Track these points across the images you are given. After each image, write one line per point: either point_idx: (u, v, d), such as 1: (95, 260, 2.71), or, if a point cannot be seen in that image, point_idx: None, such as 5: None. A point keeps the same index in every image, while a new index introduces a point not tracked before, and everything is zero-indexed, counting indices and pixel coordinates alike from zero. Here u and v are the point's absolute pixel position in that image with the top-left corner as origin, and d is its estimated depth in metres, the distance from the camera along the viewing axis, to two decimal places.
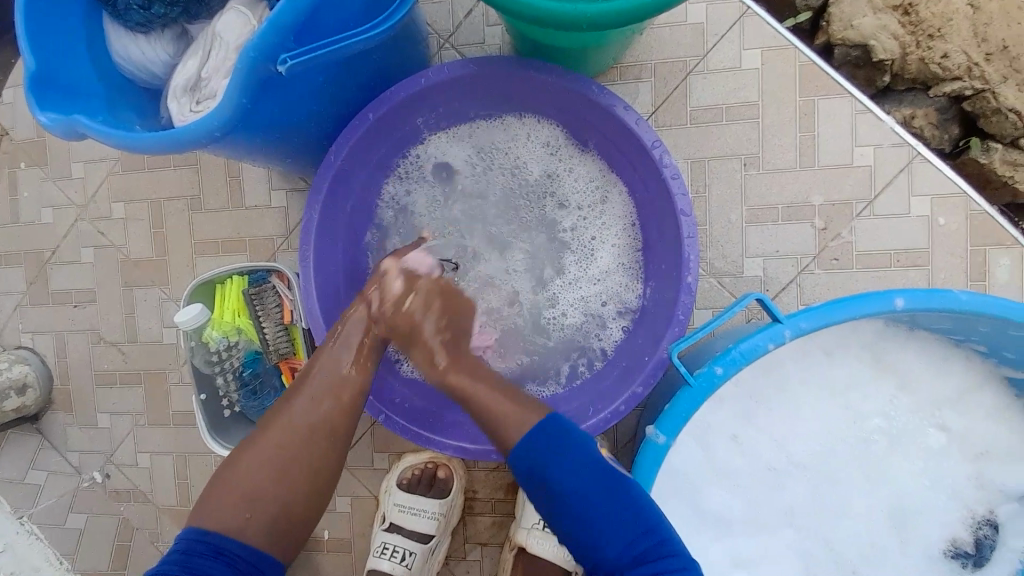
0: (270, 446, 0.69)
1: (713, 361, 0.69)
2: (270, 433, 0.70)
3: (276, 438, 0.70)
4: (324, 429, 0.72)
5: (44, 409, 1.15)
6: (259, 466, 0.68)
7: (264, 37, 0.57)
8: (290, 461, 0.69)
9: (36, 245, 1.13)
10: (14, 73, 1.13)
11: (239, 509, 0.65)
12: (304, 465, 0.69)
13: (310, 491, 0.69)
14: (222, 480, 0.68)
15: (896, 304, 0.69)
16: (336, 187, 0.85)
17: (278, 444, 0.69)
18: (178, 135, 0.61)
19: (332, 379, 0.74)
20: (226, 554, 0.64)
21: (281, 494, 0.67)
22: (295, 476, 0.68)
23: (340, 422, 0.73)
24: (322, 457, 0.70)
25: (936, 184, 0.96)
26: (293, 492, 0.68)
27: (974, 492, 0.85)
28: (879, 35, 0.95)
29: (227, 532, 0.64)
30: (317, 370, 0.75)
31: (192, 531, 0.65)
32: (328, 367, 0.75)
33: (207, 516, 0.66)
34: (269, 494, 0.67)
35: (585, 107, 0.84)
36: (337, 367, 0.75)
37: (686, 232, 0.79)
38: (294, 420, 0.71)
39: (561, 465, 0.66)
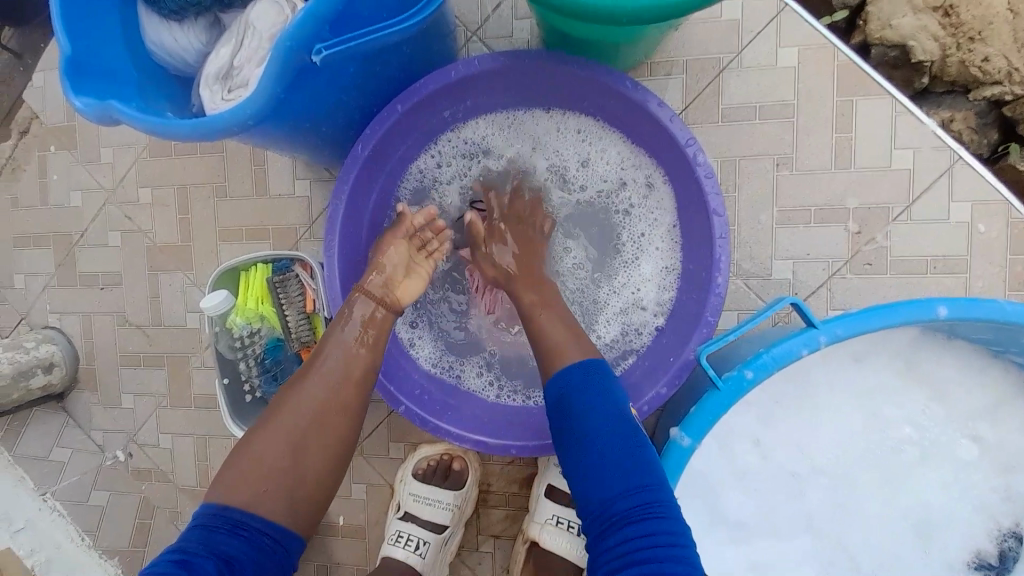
0: (285, 423, 0.69)
1: (743, 365, 0.68)
2: (284, 410, 0.70)
3: (290, 415, 0.69)
4: (338, 406, 0.71)
5: (70, 388, 1.17)
6: (276, 439, 0.68)
7: (299, 27, 0.56)
8: (306, 436, 0.69)
9: (64, 228, 1.15)
10: (45, 57, 1.14)
11: (259, 484, 0.66)
12: (321, 441, 0.69)
13: (329, 465, 0.70)
14: (240, 457, 0.67)
15: (936, 314, 0.67)
16: (363, 178, 0.85)
17: (294, 419, 0.69)
18: (210, 124, 0.61)
19: (346, 357, 0.74)
20: (245, 529, 0.63)
21: (301, 469, 0.68)
22: (313, 450, 0.69)
23: (353, 399, 0.73)
24: (339, 433, 0.71)
25: (976, 189, 0.93)
26: (312, 466, 0.68)
27: (1001, 505, 0.83)
28: (918, 35, 0.92)
29: (245, 503, 0.64)
30: (329, 348, 0.74)
31: (210, 507, 0.64)
32: (339, 346, 0.74)
33: (224, 489, 0.66)
34: (287, 466, 0.67)
35: (617, 101, 0.83)
36: (349, 344, 0.75)
37: (718, 233, 0.77)
38: (308, 397, 0.71)
39: (584, 411, 0.68)
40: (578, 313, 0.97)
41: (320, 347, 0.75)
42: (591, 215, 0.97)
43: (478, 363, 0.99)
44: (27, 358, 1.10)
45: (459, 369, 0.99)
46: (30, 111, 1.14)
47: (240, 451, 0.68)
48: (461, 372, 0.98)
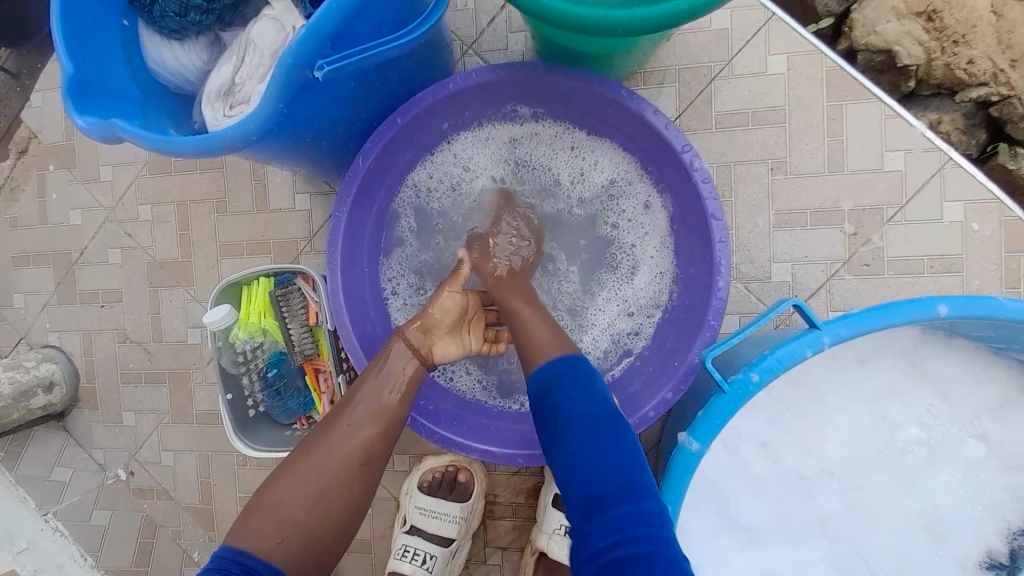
0: (310, 472, 0.68)
1: (748, 368, 0.68)
2: (310, 461, 0.69)
3: (316, 464, 0.69)
4: (362, 458, 0.71)
5: (70, 407, 1.16)
6: (300, 489, 0.67)
7: (302, 43, 0.57)
8: (331, 487, 0.68)
9: (64, 246, 1.15)
10: (44, 77, 1.14)
11: (279, 533, 0.65)
12: (344, 491, 0.69)
13: (349, 516, 0.69)
14: (263, 504, 0.66)
15: (937, 312, 0.67)
16: (363, 191, 0.85)
17: (320, 467, 0.69)
18: (215, 140, 0.62)
19: (376, 404, 0.74)
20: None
21: (320, 520, 0.67)
22: (336, 501, 0.68)
23: (377, 451, 0.73)
24: (361, 485, 0.70)
25: (969, 189, 0.95)
26: (331, 514, 0.68)
27: (1011, 505, 0.84)
28: (903, 40, 0.94)
29: (266, 551, 0.63)
30: (358, 396, 0.75)
31: (227, 549, 0.63)
32: (372, 394, 0.75)
33: (244, 534, 0.64)
34: (309, 518, 0.66)
35: (612, 110, 0.84)
36: (379, 394, 0.75)
37: (718, 236, 0.78)
38: (337, 446, 0.71)
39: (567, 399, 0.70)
40: (574, 323, 0.98)
41: (347, 396, 0.76)
42: (588, 228, 0.98)
43: (473, 369, 0.99)
44: (27, 377, 1.09)
45: (451, 373, 0.99)
46: (29, 131, 1.15)
47: (262, 497, 0.67)
48: (453, 376, 0.99)
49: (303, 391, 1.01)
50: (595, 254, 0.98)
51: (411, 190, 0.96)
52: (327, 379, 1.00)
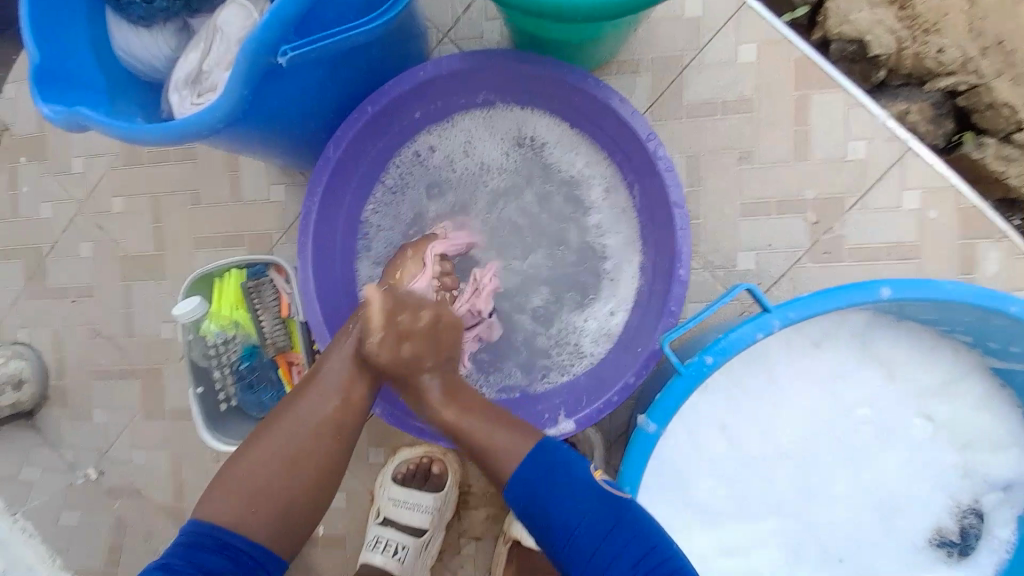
0: (274, 442, 0.67)
1: (702, 351, 0.69)
2: (275, 430, 0.68)
3: (280, 433, 0.68)
4: (329, 424, 0.70)
5: (39, 405, 1.14)
6: (264, 459, 0.67)
7: (266, 30, 0.57)
8: (296, 457, 0.67)
9: (34, 241, 1.14)
10: (16, 69, 1.13)
11: (247, 500, 0.65)
12: (312, 466, 0.68)
13: (320, 481, 0.68)
14: (230, 470, 0.67)
15: (880, 295, 0.68)
16: (337, 178, 0.86)
17: (286, 440, 0.68)
18: (181, 126, 0.62)
19: (342, 376, 0.72)
20: (230, 548, 0.63)
21: (288, 488, 0.66)
22: (302, 474, 0.67)
23: (344, 419, 0.71)
24: (328, 454, 0.69)
25: (929, 178, 0.97)
26: (301, 486, 0.67)
27: (961, 482, 0.85)
28: (875, 30, 0.96)
29: (230, 523, 0.64)
30: (325, 365, 0.73)
31: (198, 523, 0.64)
32: (334, 366, 0.73)
33: (212, 507, 0.65)
34: (274, 485, 0.66)
35: (583, 100, 0.85)
36: (343, 364, 0.73)
37: (680, 224, 0.79)
38: (304, 416, 0.69)
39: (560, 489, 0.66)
40: (556, 314, 0.99)
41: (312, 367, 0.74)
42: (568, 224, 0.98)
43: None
44: None
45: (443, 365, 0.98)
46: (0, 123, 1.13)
47: (226, 472, 0.67)
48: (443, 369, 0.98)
49: (277, 385, 1.00)
50: (575, 249, 0.98)
51: (399, 171, 0.97)
52: (299, 373, 0.98)
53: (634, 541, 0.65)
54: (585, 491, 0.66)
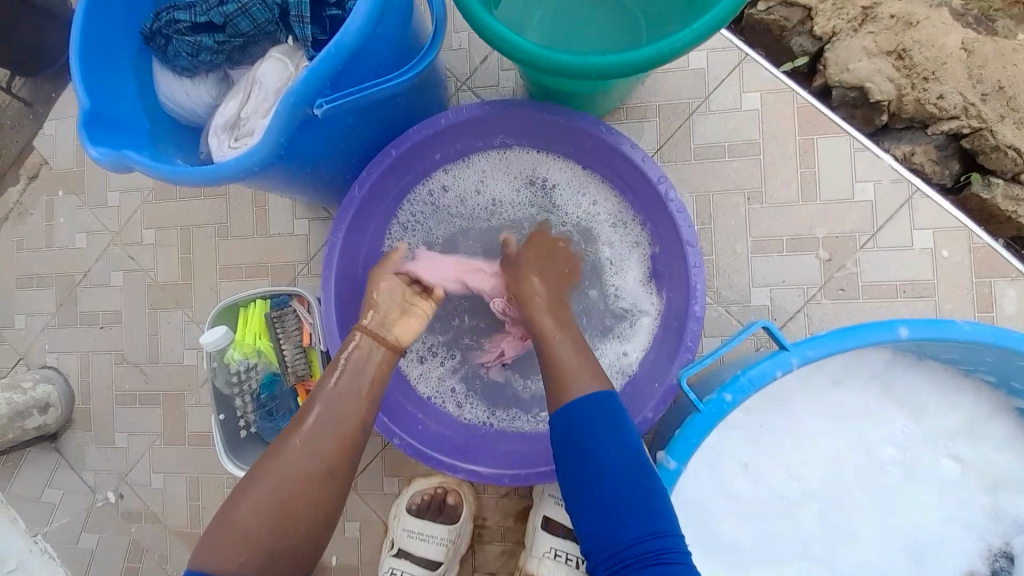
0: (268, 486, 0.67)
1: (721, 389, 0.71)
2: (268, 474, 0.68)
3: (273, 477, 0.67)
4: (321, 466, 0.69)
5: (64, 428, 1.18)
6: (258, 505, 0.66)
7: (304, 84, 0.62)
8: (287, 504, 0.66)
9: (68, 269, 1.19)
10: (59, 107, 1.20)
11: (236, 552, 0.64)
12: (307, 507, 0.67)
13: (315, 521, 0.68)
14: (222, 519, 0.66)
15: (897, 334, 0.70)
16: (361, 215, 0.90)
17: (280, 484, 0.67)
18: (220, 169, 0.65)
19: (334, 415, 0.72)
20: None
21: (280, 536, 0.65)
22: (297, 518, 0.67)
23: (337, 460, 0.70)
24: (322, 494, 0.68)
25: (937, 218, 0.99)
26: (297, 527, 0.66)
27: (988, 524, 0.85)
28: (874, 78, 1.00)
29: (228, 570, 0.63)
30: (316, 407, 0.72)
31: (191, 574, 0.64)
32: (325, 407, 0.72)
33: (210, 555, 0.64)
34: (263, 533, 0.65)
35: (596, 145, 0.89)
36: (333, 404, 0.73)
37: (692, 262, 0.82)
38: (298, 459, 0.68)
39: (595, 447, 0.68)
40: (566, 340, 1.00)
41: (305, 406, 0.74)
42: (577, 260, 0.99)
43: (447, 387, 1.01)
44: (23, 397, 1.11)
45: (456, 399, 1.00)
46: (43, 158, 1.20)
47: (223, 516, 0.66)
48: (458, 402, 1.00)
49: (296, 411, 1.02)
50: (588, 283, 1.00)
51: (417, 209, 1.01)
52: None
53: (645, 520, 0.64)
54: (616, 454, 0.67)
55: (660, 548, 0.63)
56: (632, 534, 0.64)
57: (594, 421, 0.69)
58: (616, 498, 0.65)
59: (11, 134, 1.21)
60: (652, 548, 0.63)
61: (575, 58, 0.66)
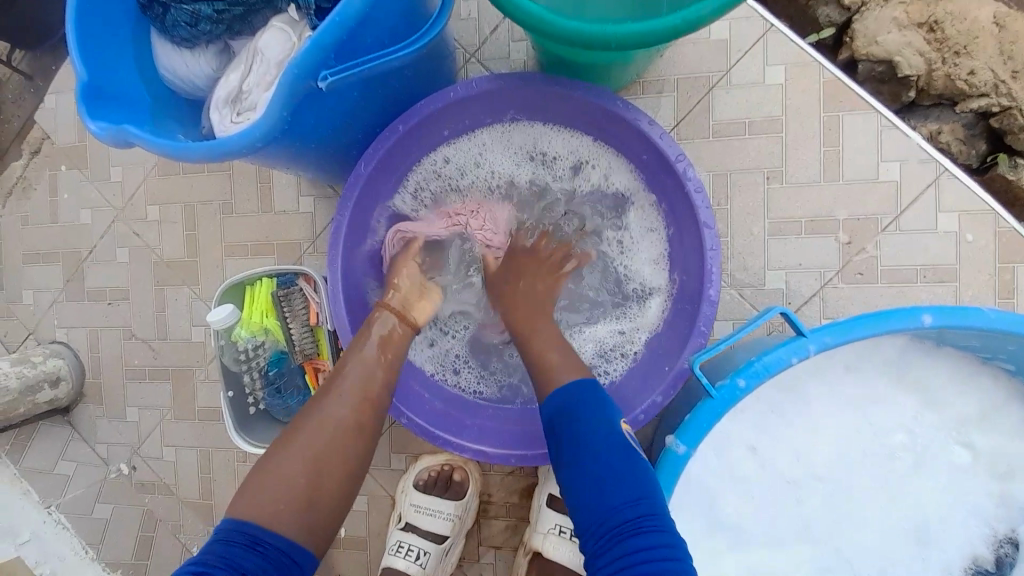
0: (304, 441, 0.68)
1: (735, 374, 0.69)
2: (302, 430, 0.70)
3: (309, 432, 0.69)
4: (353, 425, 0.71)
5: (75, 402, 1.19)
6: (293, 458, 0.67)
7: (307, 55, 0.59)
8: (318, 460, 0.68)
9: (73, 244, 1.18)
10: (57, 77, 1.17)
11: (275, 497, 0.65)
12: (339, 463, 0.69)
13: (346, 479, 0.69)
14: (260, 473, 0.67)
15: (921, 321, 0.68)
16: (366, 193, 0.87)
17: (314, 440, 0.69)
18: (223, 145, 0.63)
19: (362, 380, 0.74)
20: (262, 545, 0.63)
21: (316, 485, 0.67)
22: (327, 474, 0.68)
23: (366, 421, 0.72)
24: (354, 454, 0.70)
25: (963, 200, 0.96)
26: (328, 482, 0.68)
27: (995, 509, 0.84)
28: (903, 52, 0.95)
29: (264, 518, 0.64)
30: (347, 371, 0.75)
31: (231, 521, 0.64)
32: (354, 372, 0.75)
33: (244, 505, 0.65)
34: (302, 481, 0.66)
35: (611, 121, 0.86)
36: (364, 369, 0.75)
37: (709, 244, 0.79)
38: (332, 417, 0.70)
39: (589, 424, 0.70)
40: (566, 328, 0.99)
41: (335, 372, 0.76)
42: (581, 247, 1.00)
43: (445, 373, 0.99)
44: (33, 372, 1.11)
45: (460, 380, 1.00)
46: (43, 131, 1.18)
47: (258, 469, 0.67)
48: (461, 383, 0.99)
49: (304, 389, 1.02)
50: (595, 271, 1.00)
51: (419, 185, 0.98)
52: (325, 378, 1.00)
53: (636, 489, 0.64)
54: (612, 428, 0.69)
55: (651, 517, 0.62)
56: (623, 504, 0.63)
57: (589, 400, 0.72)
58: (605, 470, 0.66)
59: (11, 106, 1.19)
60: (643, 517, 0.62)
61: (587, 25, 0.63)
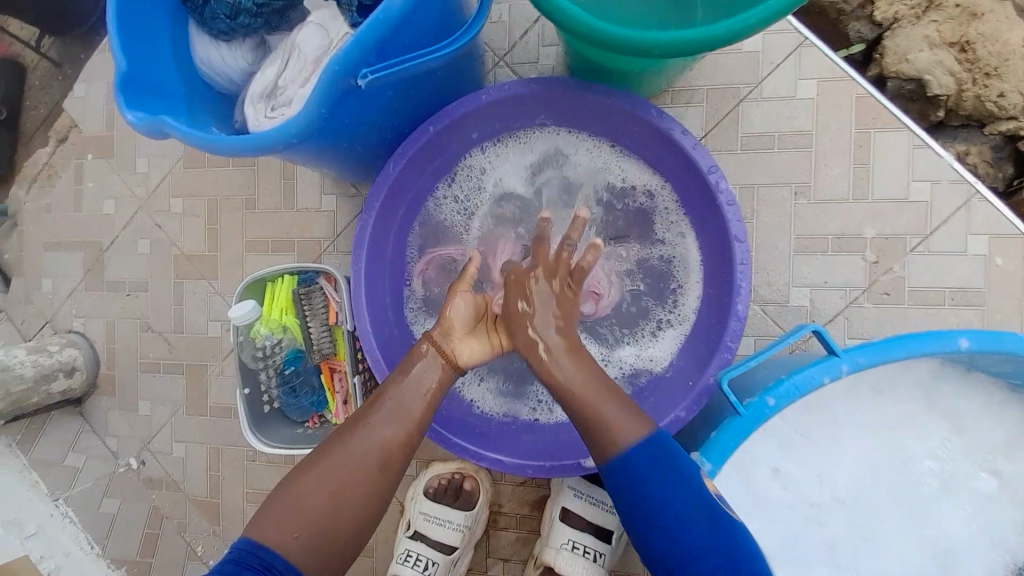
0: (330, 469, 0.68)
1: (765, 392, 0.68)
2: (330, 459, 0.69)
3: (335, 461, 0.69)
4: (379, 461, 0.70)
5: (89, 392, 1.19)
6: (317, 487, 0.67)
7: (348, 52, 0.59)
8: (341, 488, 0.68)
9: (95, 235, 1.18)
10: (86, 69, 1.18)
11: (291, 523, 0.65)
12: (360, 497, 0.68)
13: (366, 514, 0.68)
14: (282, 495, 0.67)
15: (958, 346, 0.67)
16: (393, 193, 0.87)
17: (341, 468, 0.69)
18: (259, 140, 0.63)
19: (396, 411, 0.73)
20: (273, 570, 0.62)
21: (335, 512, 0.66)
22: (348, 506, 0.67)
23: (393, 457, 0.71)
24: (375, 490, 0.69)
25: (992, 223, 0.94)
26: (346, 516, 0.67)
27: (1017, 538, 0.82)
28: (933, 71, 0.93)
29: (278, 544, 0.63)
30: (385, 398, 0.74)
31: (245, 541, 0.64)
32: (388, 412, 0.73)
33: (263, 526, 0.65)
34: (320, 509, 0.66)
35: (643, 129, 0.85)
36: (400, 411, 0.73)
37: (740, 258, 0.78)
38: (360, 450, 0.70)
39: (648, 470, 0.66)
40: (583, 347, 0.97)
41: (375, 395, 0.76)
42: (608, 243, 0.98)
43: (483, 386, 0.98)
44: (50, 360, 1.12)
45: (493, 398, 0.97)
46: (71, 122, 1.19)
47: (282, 489, 0.68)
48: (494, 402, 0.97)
49: (319, 390, 1.02)
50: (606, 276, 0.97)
51: (446, 189, 0.98)
52: (342, 379, 1.01)
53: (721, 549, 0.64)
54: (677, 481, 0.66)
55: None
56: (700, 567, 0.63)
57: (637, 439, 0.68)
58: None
59: (39, 96, 1.21)
60: None
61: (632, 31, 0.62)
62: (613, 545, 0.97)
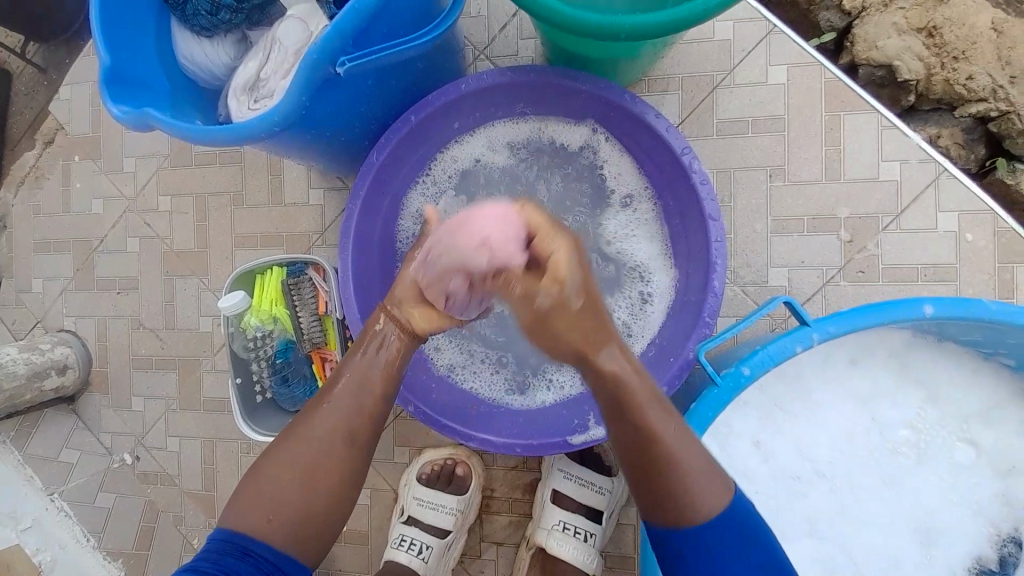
0: (297, 449, 0.70)
1: (740, 362, 0.71)
2: (296, 440, 0.70)
3: (302, 441, 0.70)
4: (345, 435, 0.71)
5: (81, 391, 1.20)
6: (286, 469, 0.69)
7: (327, 41, 0.61)
8: (310, 468, 0.69)
9: (84, 234, 1.19)
10: (72, 71, 1.19)
11: (264, 508, 0.67)
12: (331, 474, 0.70)
13: (339, 490, 0.70)
14: (253, 480, 0.69)
15: (923, 312, 0.70)
16: (377, 182, 0.89)
17: (307, 446, 0.70)
18: (241, 129, 0.65)
19: (357, 385, 0.74)
20: (253, 555, 0.65)
21: (307, 491, 0.68)
22: (319, 483, 0.69)
23: (359, 429, 0.72)
24: (345, 464, 0.71)
25: (963, 200, 0.97)
26: (318, 495, 0.69)
27: (998, 509, 0.85)
28: (903, 56, 0.97)
29: (255, 530, 0.66)
30: (344, 373, 0.75)
31: (224, 532, 0.67)
32: (349, 388, 0.74)
33: (237, 514, 0.67)
34: (292, 490, 0.68)
35: (618, 114, 0.87)
36: (361, 385, 0.74)
37: (714, 236, 0.81)
38: (324, 427, 0.71)
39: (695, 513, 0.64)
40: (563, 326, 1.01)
41: (337, 372, 0.76)
42: None
43: (456, 350, 0.99)
44: (42, 358, 1.12)
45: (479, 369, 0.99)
46: (57, 123, 1.20)
47: (254, 475, 0.70)
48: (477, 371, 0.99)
49: (310, 379, 1.03)
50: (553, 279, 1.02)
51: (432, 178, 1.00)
52: (333, 368, 1.01)
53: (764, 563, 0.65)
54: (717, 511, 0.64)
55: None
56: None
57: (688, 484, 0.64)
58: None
59: (23, 99, 1.22)
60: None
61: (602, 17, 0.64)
62: (604, 525, 1.00)
